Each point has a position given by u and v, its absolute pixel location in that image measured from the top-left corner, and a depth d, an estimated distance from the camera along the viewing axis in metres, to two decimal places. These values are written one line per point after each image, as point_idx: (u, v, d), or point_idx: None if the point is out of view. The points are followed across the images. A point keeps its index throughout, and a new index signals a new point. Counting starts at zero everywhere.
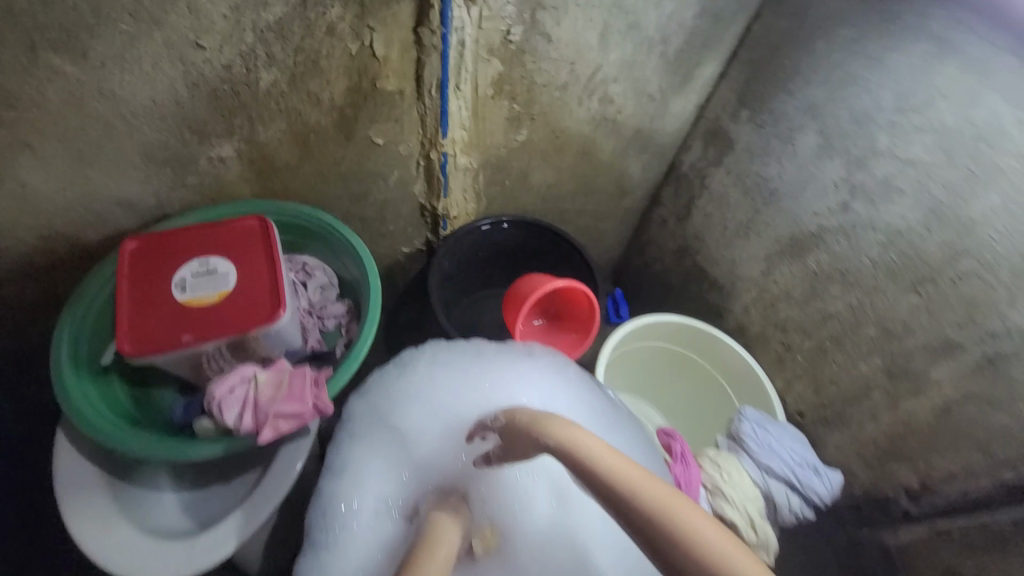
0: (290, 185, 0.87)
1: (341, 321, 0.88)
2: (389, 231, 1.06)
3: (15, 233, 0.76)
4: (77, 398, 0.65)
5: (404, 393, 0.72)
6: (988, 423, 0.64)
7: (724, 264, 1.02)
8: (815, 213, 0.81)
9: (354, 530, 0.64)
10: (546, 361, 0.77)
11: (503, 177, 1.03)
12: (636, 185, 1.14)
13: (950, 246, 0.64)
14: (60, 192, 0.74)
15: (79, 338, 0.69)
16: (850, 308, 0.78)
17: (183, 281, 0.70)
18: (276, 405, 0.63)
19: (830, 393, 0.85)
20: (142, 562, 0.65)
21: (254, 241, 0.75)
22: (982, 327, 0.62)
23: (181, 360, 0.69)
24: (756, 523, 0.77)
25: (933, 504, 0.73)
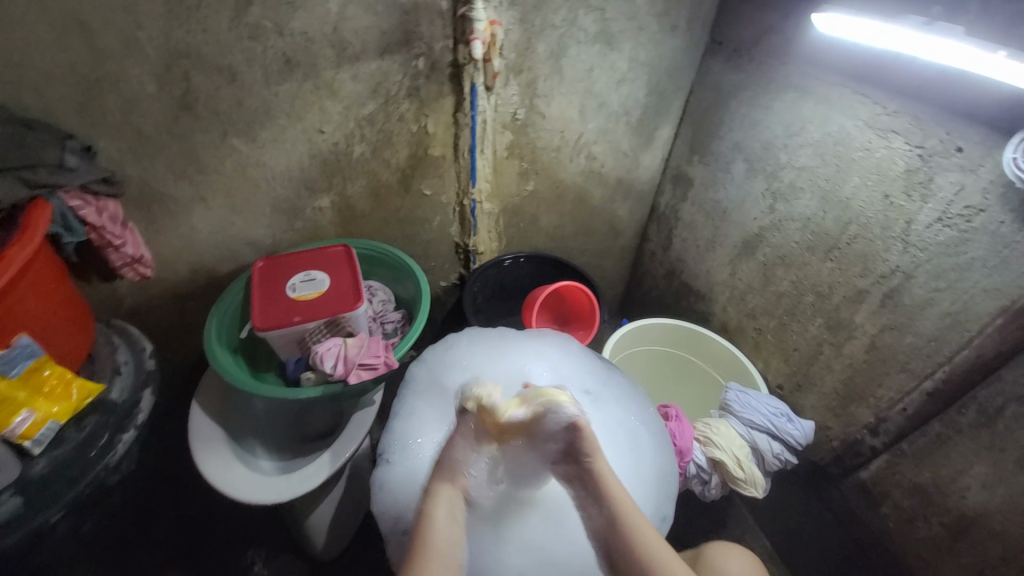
0: (363, 227, 1.19)
1: (398, 325, 1.12)
2: (432, 267, 1.35)
3: (175, 268, 1.08)
4: (222, 360, 0.92)
5: (452, 358, 0.95)
6: (903, 346, 0.82)
7: (702, 275, 1.25)
8: (754, 218, 1.06)
9: (418, 457, 0.84)
10: (555, 336, 1.00)
11: (518, 220, 1.34)
12: (626, 224, 1.43)
13: (840, 218, 0.88)
14: (213, 235, 1.07)
15: (222, 325, 0.98)
16: (793, 284, 1.00)
17: (293, 284, 1.00)
18: (360, 358, 0.89)
19: (796, 359, 1.02)
20: (253, 488, 0.87)
21: (342, 259, 1.06)
22: (876, 272, 0.84)
23: (290, 337, 0.95)
24: (743, 462, 0.93)
25: (887, 432, 0.86)
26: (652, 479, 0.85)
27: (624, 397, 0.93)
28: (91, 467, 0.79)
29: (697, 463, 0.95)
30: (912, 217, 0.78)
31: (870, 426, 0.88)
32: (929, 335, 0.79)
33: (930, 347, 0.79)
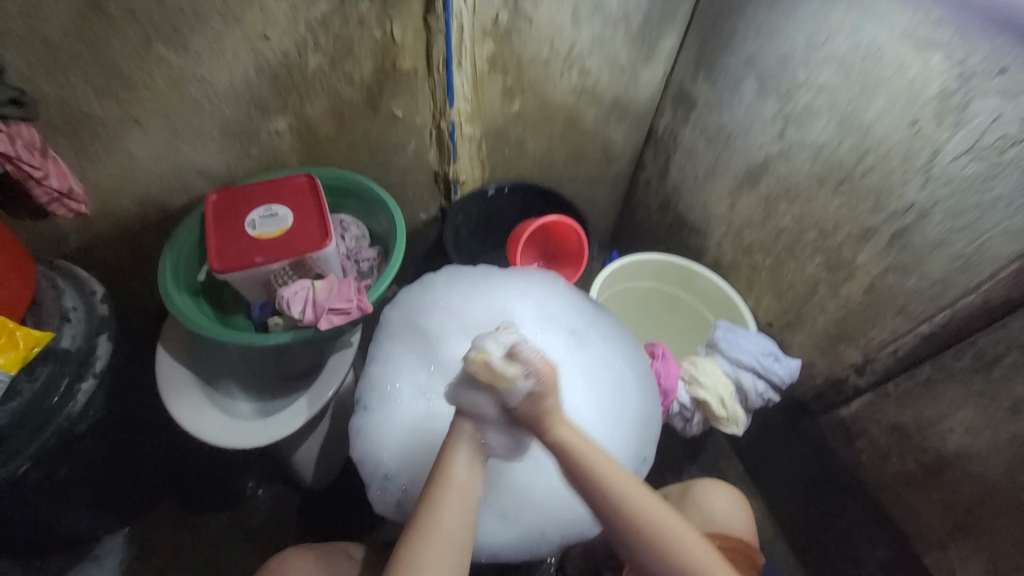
0: (328, 154, 1.07)
1: (374, 263, 1.05)
2: (409, 198, 1.25)
3: (120, 201, 0.97)
4: (180, 304, 0.85)
5: (429, 301, 0.90)
6: (904, 288, 0.78)
7: (699, 207, 1.17)
8: (761, 145, 0.96)
9: (396, 403, 0.82)
10: (539, 276, 0.94)
11: (502, 145, 1.21)
12: (620, 150, 1.31)
13: (857, 147, 0.80)
14: (156, 164, 0.95)
15: (178, 265, 0.90)
16: (796, 219, 0.93)
17: (253, 220, 0.90)
18: (330, 303, 0.83)
19: (789, 298, 0.98)
20: (230, 433, 0.85)
21: (305, 191, 0.95)
22: (888, 209, 0.78)
23: (254, 279, 0.88)
24: (726, 401, 0.93)
25: (874, 372, 0.85)
26: (636, 420, 0.84)
27: (610, 338, 0.90)
28: (52, 419, 0.76)
29: (680, 402, 0.95)
30: (938, 147, 0.70)
31: (857, 365, 0.87)
32: (935, 278, 0.74)
33: (934, 291, 0.75)
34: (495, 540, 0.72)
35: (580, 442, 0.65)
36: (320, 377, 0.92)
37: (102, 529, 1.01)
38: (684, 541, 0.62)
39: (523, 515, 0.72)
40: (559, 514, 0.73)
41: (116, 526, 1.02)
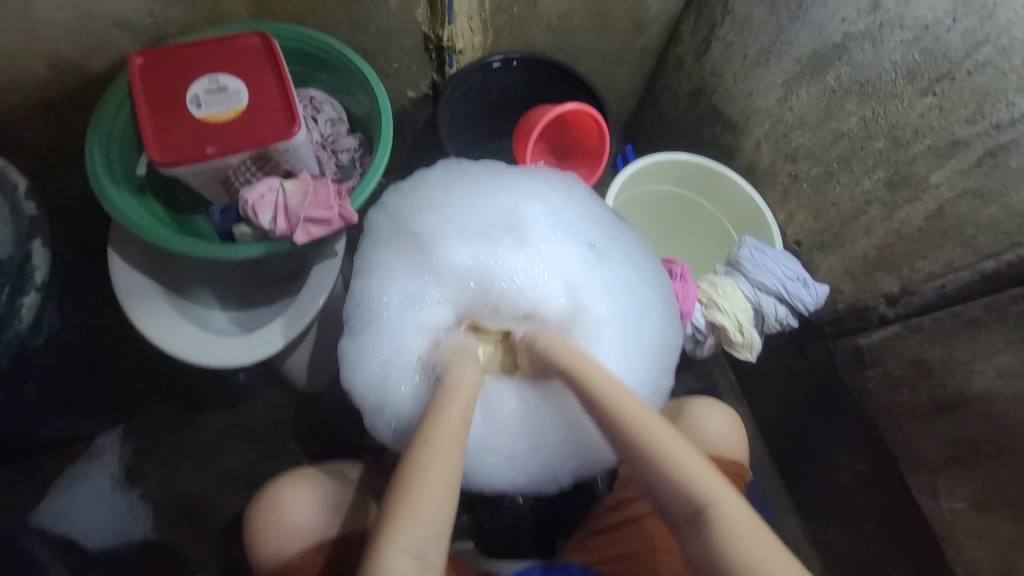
0: (286, 5, 0.83)
1: (355, 154, 0.89)
2: (393, 71, 1.02)
3: (19, 61, 0.75)
4: (120, 203, 0.70)
5: (420, 201, 0.77)
6: (977, 217, 0.69)
7: (740, 98, 0.97)
8: (843, 19, 0.77)
9: (384, 318, 0.74)
10: (555, 179, 0.80)
11: (510, 4, 0.95)
12: (653, 17, 1.07)
13: (972, 35, 0.64)
14: (55, 9, 0.71)
15: (110, 152, 0.72)
16: (863, 122, 0.78)
17: (196, 98, 0.71)
18: (306, 210, 0.69)
19: (828, 216, 0.87)
20: (206, 351, 0.76)
21: (260, 58, 0.74)
22: (989, 120, 0.65)
23: (209, 175, 0.73)
24: (744, 327, 0.87)
25: (908, 305, 0.79)
26: (655, 352, 0.76)
27: (634, 254, 0.79)
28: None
29: (695, 325, 0.89)
30: None
31: (890, 296, 0.81)
32: (1019, 210, 0.65)
33: (1010, 225, 0.66)
34: (495, 470, 0.72)
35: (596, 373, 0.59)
36: (301, 294, 0.81)
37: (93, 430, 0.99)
38: (690, 468, 0.51)
39: (524, 448, 0.71)
40: (564, 449, 0.72)
41: (106, 426, 1.01)
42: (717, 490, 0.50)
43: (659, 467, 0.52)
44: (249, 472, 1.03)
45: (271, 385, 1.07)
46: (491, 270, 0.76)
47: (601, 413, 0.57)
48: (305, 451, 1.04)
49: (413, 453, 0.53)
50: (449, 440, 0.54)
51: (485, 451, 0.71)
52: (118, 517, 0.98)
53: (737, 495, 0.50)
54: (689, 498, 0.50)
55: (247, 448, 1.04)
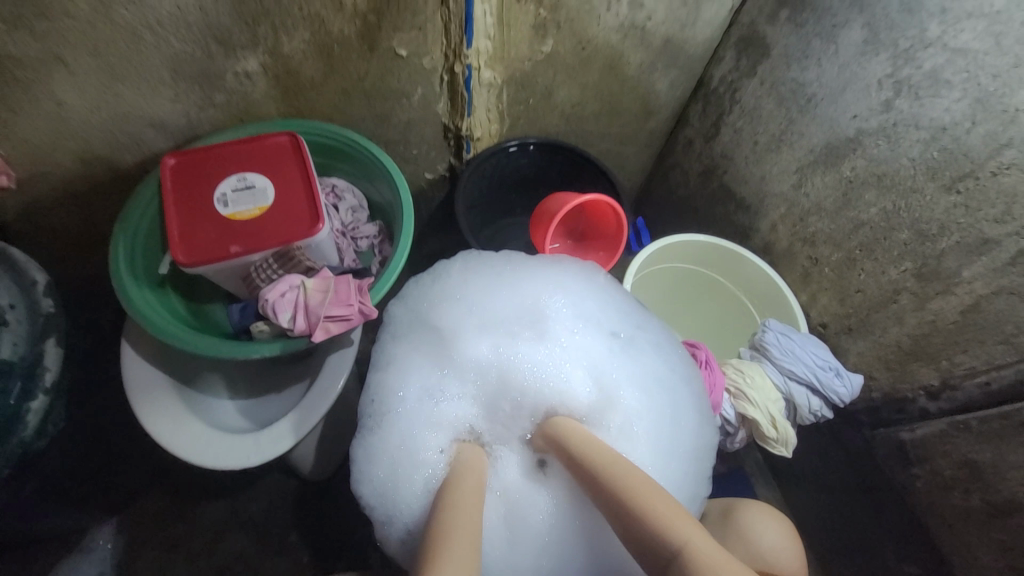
0: (315, 104, 0.86)
1: (374, 241, 0.90)
2: (413, 156, 1.05)
3: (56, 158, 0.78)
4: (139, 303, 0.69)
5: (442, 294, 0.77)
6: (1018, 315, 0.66)
7: (754, 181, 0.99)
8: (854, 115, 0.79)
9: (399, 415, 0.70)
10: (576, 269, 0.79)
11: (526, 96, 0.99)
12: (663, 104, 1.11)
13: (994, 137, 0.64)
14: (95, 113, 0.75)
15: (134, 251, 0.73)
16: (884, 213, 0.78)
17: (224, 196, 0.73)
18: (325, 308, 0.68)
19: (855, 301, 0.86)
20: (215, 452, 0.73)
21: (287, 157, 0.76)
22: (1019, 221, 0.63)
23: (231, 271, 0.72)
24: (777, 421, 0.82)
25: (952, 400, 0.75)
26: (690, 454, 0.71)
27: (663, 346, 0.76)
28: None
29: (725, 417, 0.85)
30: None
31: (930, 389, 0.77)
32: None
33: None
34: None
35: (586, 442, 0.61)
36: (315, 387, 0.78)
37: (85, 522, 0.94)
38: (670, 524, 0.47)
39: (551, 561, 0.66)
40: (595, 565, 0.66)
41: (99, 518, 0.95)
42: (683, 531, 0.46)
43: (641, 527, 0.49)
44: (246, 570, 0.96)
45: (277, 472, 1.02)
46: (512, 361, 0.74)
47: (580, 467, 0.58)
48: (309, 547, 0.98)
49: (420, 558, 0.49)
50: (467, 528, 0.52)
51: (508, 565, 0.66)
52: None
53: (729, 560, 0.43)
54: (656, 537, 0.47)
55: (247, 542, 0.97)
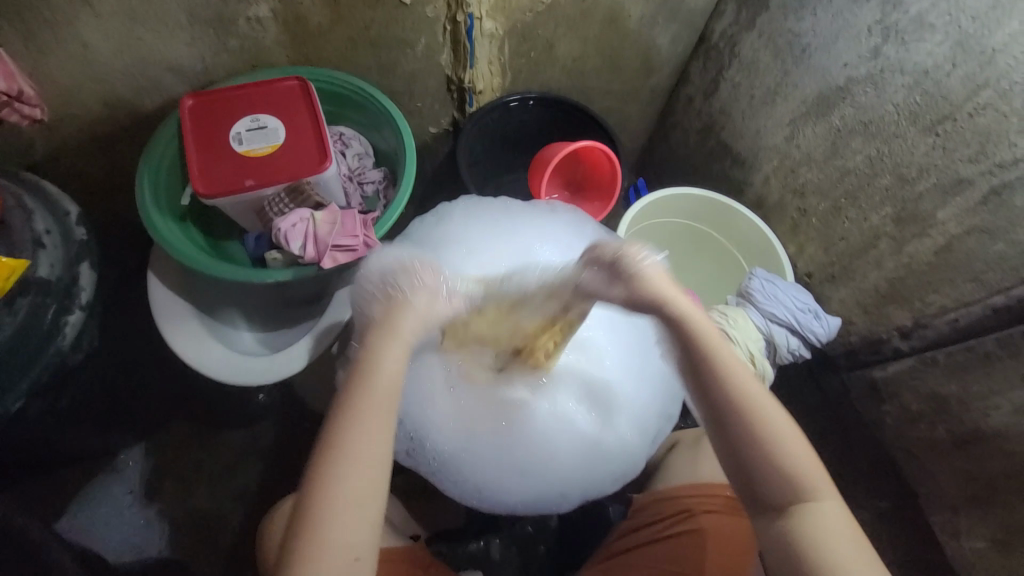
0: (323, 52, 0.90)
1: (379, 186, 0.94)
2: (417, 109, 1.08)
3: (81, 100, 0.83)
4: (164, 231, 0.76)
5: (441, 235, 0.79)
6: (985, 252, 0.70)
7: (749, 136, 1.01)
8: (846, 64, 0.80)
9: None
10: (567, 216, 0.83)
11: (528, 49, 1.01)
12: (664, 60, 1.12)
13: (973, 79, 0.66)
14: (117, 55, 0.79)
15: (157, 185, 0.79)
16: (869, 160, 0.81)
17: (238, 135, 0.78)
18: (334, 238, 0.75)
19: (838, 249, 0.89)
20: (235, 370, 0.81)
21: (297, 99, 0.81)
22: (992, 159, 0.67)
23: (247, 205, 0.79)
24: (756, 358, 0.88)
25: (922, 337, 0.79)
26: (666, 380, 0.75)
27: None
28: (40, 355, 0.71)
29: None
30: None
31: (903, 329, 0.81)
32: None
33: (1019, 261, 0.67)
34: (507, 494, 0.71)
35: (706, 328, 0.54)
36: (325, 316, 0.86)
37: (116, 445, 1.02)
38: (793, 452, 0.51)
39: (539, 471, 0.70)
40: (576, 473, 0.71)
41: (128, 441, 1.04)
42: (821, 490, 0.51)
43: (766, 455, 0.51)
44: (262, 491, 1.04)
45: (289, 405, 1.10)
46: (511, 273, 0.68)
47: (716, 378, 0.52)
48: None
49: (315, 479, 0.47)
50: (368, 456, 0.47)
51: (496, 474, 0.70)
52: (134, 532, 1.00)
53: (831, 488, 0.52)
54: (801, 491, 0.50)
55: (263, 466, 1.06)
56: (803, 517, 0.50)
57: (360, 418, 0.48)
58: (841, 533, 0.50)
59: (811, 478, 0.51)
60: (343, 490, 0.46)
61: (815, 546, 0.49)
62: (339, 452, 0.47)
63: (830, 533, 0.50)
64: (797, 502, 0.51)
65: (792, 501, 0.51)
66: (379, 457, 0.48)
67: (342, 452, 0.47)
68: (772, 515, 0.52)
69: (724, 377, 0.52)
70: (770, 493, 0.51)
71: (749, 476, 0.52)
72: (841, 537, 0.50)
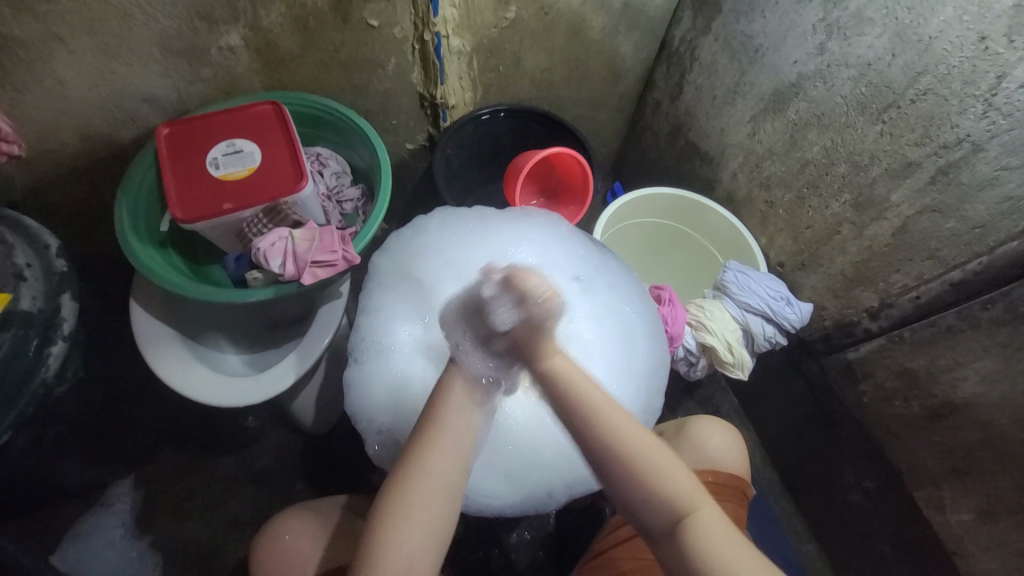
0: (296, 76, 0.93)
1: (358, 204, 0.95)
2: (392, 127, 1.11)
3: (59, 136, 0.85)
4: (144, 257, 0.77)
5: (420, 247, 0.81)
6: (939, 230, 0.74)
7: (714, 134, 1.05)
8: (795, 61, 0.84)
9: (385, 356, 0.75)
10: (542, 220, 0.84)
11: (496, 63, 1.05)
12: (629, 67, 1.16)
13: (911, 67, 0.70)
14: (93, 90, 0.81)
15: (136, 212, 0.80)
16: (825, 150, 0.84)
17: (215, 160, 0.80)
18: (312, 255, 0.76)
19: (805, 238, 0.92)
20: (219, 391, 0.81)
21: (271, 122, 0.83)
22: (936, 142, 0.71)
23: (226, 227, 0.80)
24: (733, 347, 0.92)
25: (890, 317, 0.82)
26: (643, 372, 0.77)
27: (618, 284, 0.82)
28: (25, 385, 0.71)
29: (686, 347, 0.94)
30: (1006, 71, 0.62)
31: (872, 310, 0.84)
32: (976, 222, 0.70)
33: (971, 237, 0.71)
34: (497, 495, 0.71)
35: (572, 374, 0.55)
36: (309, 333, 0.87)
37: (106, 477, 1.01)
38: (667, 476, 0.51)
39: (526, 468, 0.72)
40: (563, 470, 0.72)
41: (119, 473, 1.03)
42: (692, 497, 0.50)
43: (631, 485, 0.50)
44: (257, 515, 1.04)
45: (281, 426, 1.10)
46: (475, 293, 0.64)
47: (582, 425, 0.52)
48: (315, 491, 1.06)
49: (399, 472, 0.52)
50: (453, 447, 0.53)
51: (485, 475, 0.71)
52: (126, 565, 0.98)
53: (709, 497, 0.51)
54: (676, 509, 0.50)
55: (256, 489, 1.05)
56: (688, 536, 0.49)
57: (449, 424, 0.54)
58: (728, 542, 0.49)
59: (688, 497, 0.50)
60: (426, 477, 0.51)
61: (707, 566, 0.48)
62: (429, 449, 0.52)
63: (719, 549, 0.49)
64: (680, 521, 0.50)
65: (677, 523, 0.50)
66: (457, 463, 0.53)
67: (422, 450, 0.52)
68: (660, 541, 0.51)
69: (593, 421, 0.52)
70: (648, 520, 0.51)
71: (628, 511, 0.52)
72: (726, 548, 0.49)
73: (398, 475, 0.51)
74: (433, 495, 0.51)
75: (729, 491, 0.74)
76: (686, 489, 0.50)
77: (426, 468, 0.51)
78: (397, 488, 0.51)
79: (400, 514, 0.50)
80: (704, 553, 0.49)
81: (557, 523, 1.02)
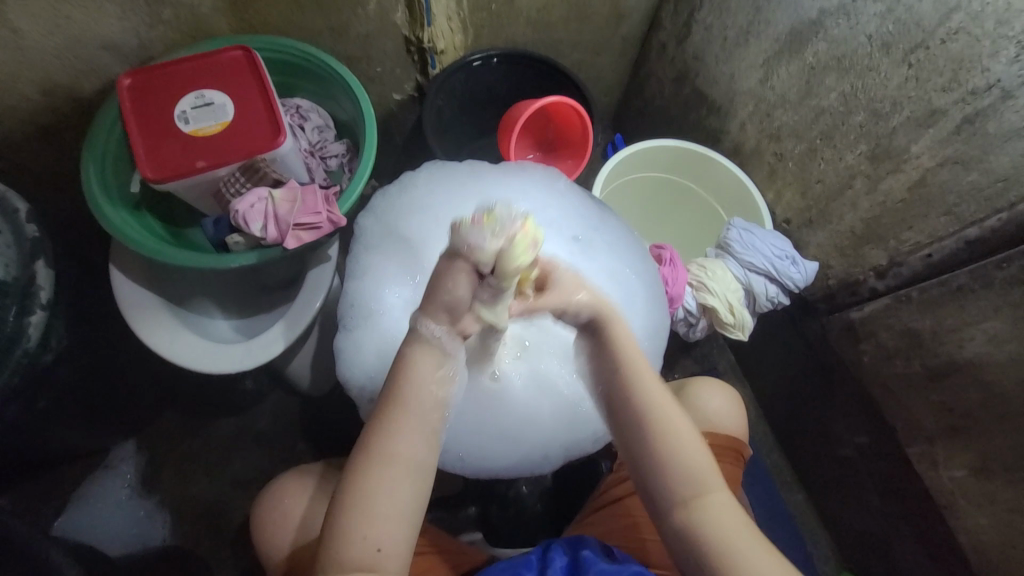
0: (268, 17, 0.84)
1: (343, 160, 0.89)
2: (377, 75, 1.02)
3: (15, 89, 0.78)
4: (116, 221, 0.73)
5: (410, 206, 0.77)
6: (958, 183, 0.70)
7: (722, 81, 0.97)
8: None
9: (379, 321, 0.72)
10: (538, 175, 0.79)
11: (488, 1, 0.95)
12: (632, 5, 1.06)
13: (944, 3, 0.64)
14: (47, 37, 0.74)
15: (104, 173, 0.75)
16: (843, 97, 0.78)
17: (184, 114, 0.74)
18: (294, 217, 0.72)
19: (815, 193, 0.88)
20: (209, 359, 0.79)
21: (242, 71, 0.76)
22: (965, 87, 0.65)
23: (202, 187, 0.76)
24: (734, 307, 0.90)
25: (897, 276, 0.80)
26: (643, 333, 0.75)
27: (617, 244, 0.78)
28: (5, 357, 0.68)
29: (686, 308, 0.92)
30: None
31: (879, 268, 0.82)
32: (1000, 174, 0.66)
33: (992, 191, 0.67)
34: (493, 460, 0.71)
35: (625, 345, 0.56)
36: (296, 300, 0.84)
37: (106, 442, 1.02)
38: (695, 458, 0.53)
39: (523, 433, 0.71)
40: (560, 433, 0.72)
41: (121, 438, 1.04)
42: (709, 479, 0.53)
43: (662, 455, 0.53)
44: (259, 475, 1.05)
45: (277, 388, 1.10)
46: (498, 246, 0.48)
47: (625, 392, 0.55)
48: (314, 450, 1.07)
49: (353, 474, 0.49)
50: (409, 449, 0.49)
51: (482, 441, 0.71)
52: (136, 523, 1.01)
53: (722, 484, 0.54)
54: (691, 486, 0.53)
55: (257, 451, 1.06)
56: (696, 511, 0.52)
57: (401, 421, 0.49)
58: (736, 529, 0.52)
59: (707, 476, 0.53)
60: (380, 489, 0.48)
61: (713, 541, 0.52)
62: (384, 440, 0.48)
63: (725, 532, 0.52)
64: (694, 497, 0.53)
65: (688, 499, 0.53)
66: (419, 451, 0.49)
67: (374, 455, 0.48)
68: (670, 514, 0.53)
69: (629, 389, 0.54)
70: (665, 491, 0.53)
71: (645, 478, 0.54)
72: (732, 531, 0.52)
73: (349, 492, 0.48)
74: (393, 501, 0.48)
75: (725, 451, 0.74)
76: (706, 472, 0.53)
77: (393, 454, 0.48)
78: (346, 504, 0.48)
79: (359, 518, 0.47)
80: (707, 530, 0.52)
81: (555, 478, 1.04)
